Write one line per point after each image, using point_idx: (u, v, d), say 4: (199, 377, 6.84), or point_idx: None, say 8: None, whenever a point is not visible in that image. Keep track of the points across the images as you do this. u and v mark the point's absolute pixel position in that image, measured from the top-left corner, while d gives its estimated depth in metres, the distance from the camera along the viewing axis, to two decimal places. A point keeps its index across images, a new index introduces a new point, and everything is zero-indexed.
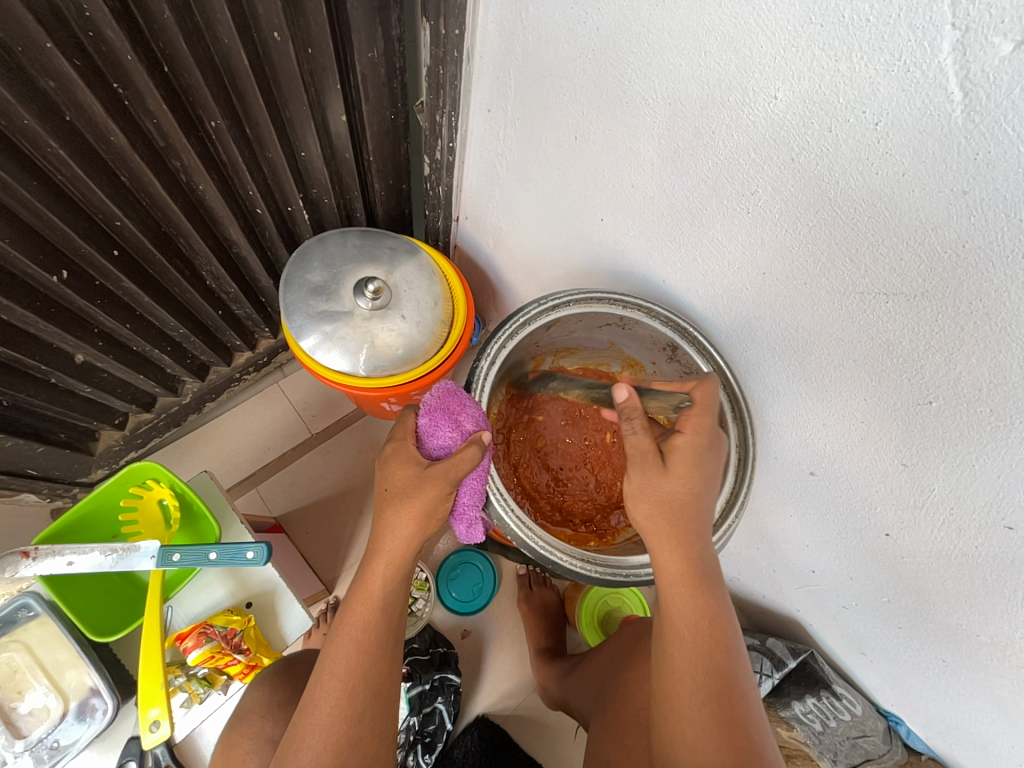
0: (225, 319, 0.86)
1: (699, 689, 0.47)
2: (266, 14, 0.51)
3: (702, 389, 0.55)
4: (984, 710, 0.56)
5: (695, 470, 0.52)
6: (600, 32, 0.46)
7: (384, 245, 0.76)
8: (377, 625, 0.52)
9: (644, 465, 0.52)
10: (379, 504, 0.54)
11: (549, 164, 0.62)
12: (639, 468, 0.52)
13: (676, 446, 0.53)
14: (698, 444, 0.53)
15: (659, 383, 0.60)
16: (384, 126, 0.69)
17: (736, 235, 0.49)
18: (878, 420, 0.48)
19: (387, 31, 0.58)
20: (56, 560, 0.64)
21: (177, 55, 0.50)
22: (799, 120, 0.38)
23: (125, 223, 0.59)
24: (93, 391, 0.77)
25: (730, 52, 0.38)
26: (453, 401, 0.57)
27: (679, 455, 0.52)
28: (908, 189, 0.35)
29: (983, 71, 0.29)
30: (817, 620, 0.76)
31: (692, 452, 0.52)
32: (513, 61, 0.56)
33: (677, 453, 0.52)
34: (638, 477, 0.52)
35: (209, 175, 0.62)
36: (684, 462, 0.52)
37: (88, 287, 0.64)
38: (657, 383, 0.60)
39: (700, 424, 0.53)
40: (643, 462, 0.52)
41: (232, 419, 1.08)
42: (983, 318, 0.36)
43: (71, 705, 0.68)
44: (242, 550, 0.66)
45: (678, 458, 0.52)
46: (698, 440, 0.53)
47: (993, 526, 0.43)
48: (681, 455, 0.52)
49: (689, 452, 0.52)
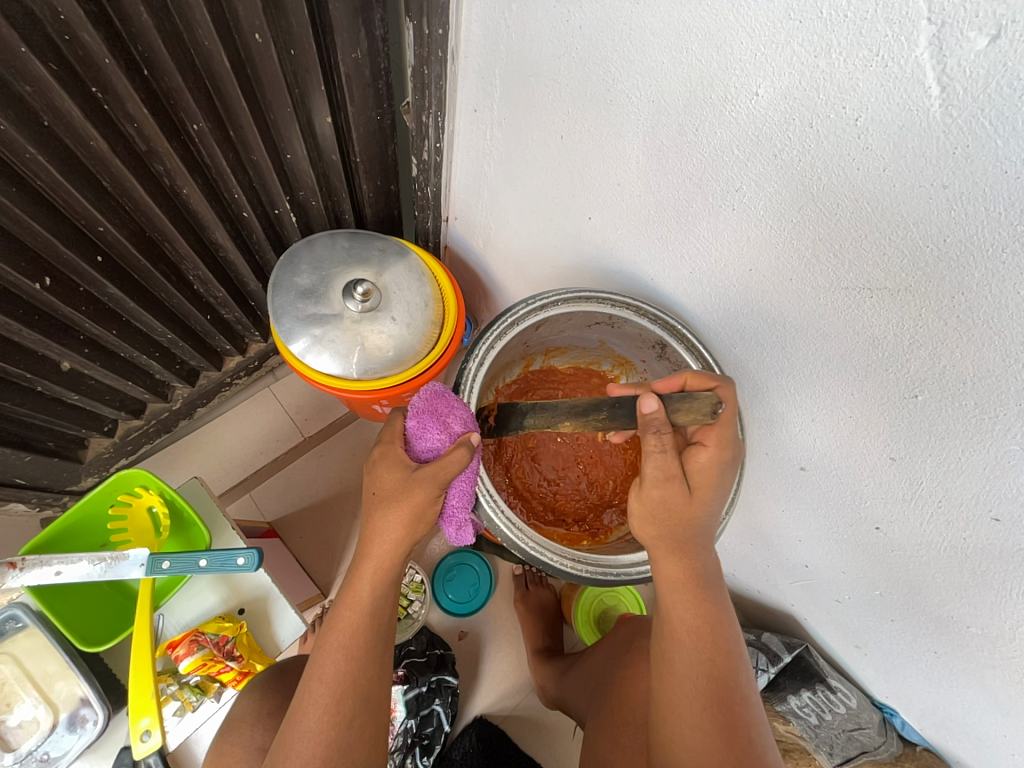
0: (213, 323, 0.85)
1: (700, 693, 0.47)
2: (247, 16, 0.50)
3: (727, 392, 0.51)
4: (976, 700, 0.57)
5: (715, 487, 0.50)
6: (583, 30, 0.45)
7: (373, 247, 0.76)
8: (367, 629, 0.52)
9: (666, 486, 0.49)
10: (367, 508, 0.54)
11: (536, 163, 0.62)
12: (659, 489, 0.49)
13: (699, 465, 0.49)
14: (720, 459, 0.49)
15: (666, 386, 0.56)
16: (370, 127, 0.69)
17: (721, 232, 0.49)
18: (866, 414, 0.48)
19: (370, 32, 0.58)
20: (43, 570, 0.63)
21: (156, 58, 0.50)
22: (780, 117, 0.38)
23: (108, 228, 0.59)
24: (81, 398, 0.77)
25: (711, 49, 0.38)
26: (441, 403, 0.56)
27: (702, 476, 0.50)
28: (889, 185, 0.35)
29: (959, 66, 0.29)
30: (812, 615, 0.76)
31: (715, 468, 0.50)
32: (497, 60, 0.56)
33: (700, 473, 0.50)
34: (654, 498, 0.50)
35: (193, 179, 0.61)
36: (706, 483, 0.50)
37: (72, 293, 0.63)
38: (658, 383, 0.57)
39: (722, 437, 0.50)
40: (665, 485, 0.49)
41: (224, 424, 1.08)
42: (966, 312, 0.36)
43: (61, 717, 0.67)
44: (232, 556, 0.65)
45: (701, 478, 0.50)
46: (721, 454, 0.50)
47: (980, 519, 0.44)
48: (703, 473, 0.49)
49: (711, 470, 0.49)
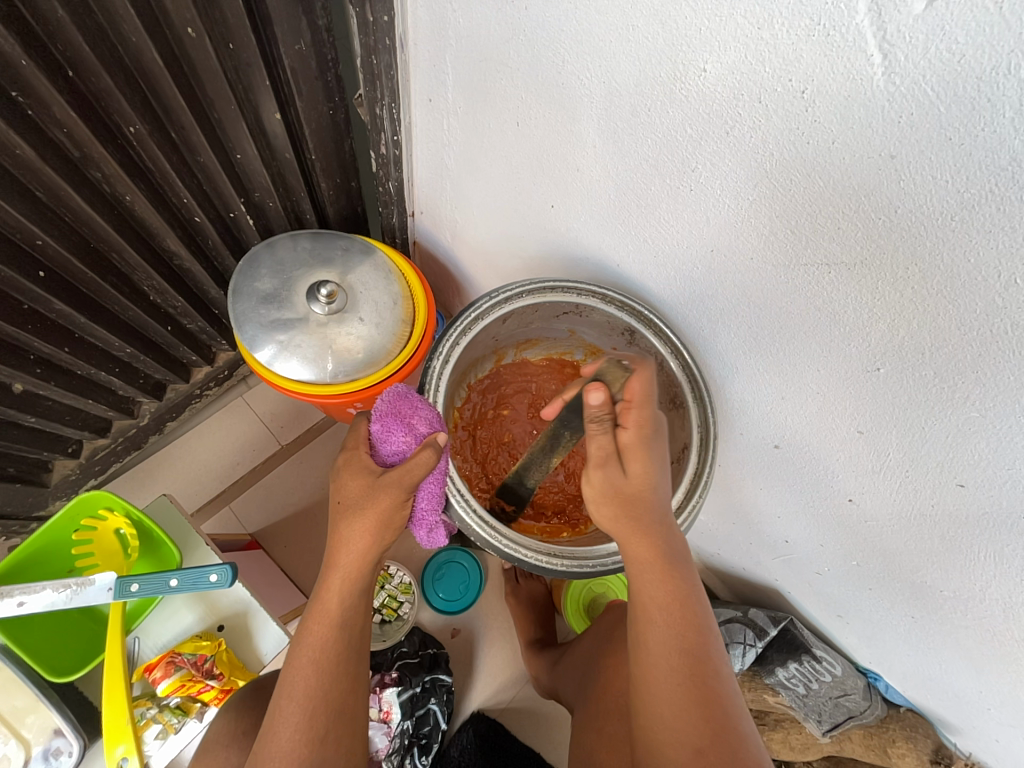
0: (175, 334, 0.82)
1: (674, 671, 0.47)
2: (177, 10, 0.48)
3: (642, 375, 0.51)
4: (952, 660, 0.59)
5: (649, 462, 0.50)
6: (528, 11, 0.44)
7: (336, 246, 0.74)
8: (336, 643, 0.51)
9: (606, 466, 0.50)
10: (334, 517, 0.52)
11: (494, 152, 0.61)
12: (601, 470, 0.50)
13: (626, 444, 0.50)
14: (642, 437, 0.50)
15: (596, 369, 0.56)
16: (323, 122, 0.66)
17: (681, 214, 0.48)
18: (833, 390, 0.48)
19: (313, 22, 0.56)
20: (5, 602, 0.61)
21: (80, 58, 0.47)
22: (730, 93, 0.37)
23: (47, 242, 0.56)
24: (39, 421, 0.74)
25: (657, 25, 0.37)
26: (404, 404, 0.54)
27: (632, 452, 0.50)
28: (839, 157, 0.35)
29: (899, 31, 0.28)
30: (795, 588, 0.77)
31: (641, 446, 0.50)
32: (445, 47, 0.54)
33: (631, 451, 0.50)
34: (598, 479, 0.50)
35: (135, 186, 0.59)
36: (639, 458, 0.50)
37: (15, 312, 0.61)
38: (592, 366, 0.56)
39: (642, 418, 0.50)
40: (606, 465, 0.50)
41: (196, 437, 1.05)
42: (920, 282, 0.36)
43: (35, 751, 0.65)
44: (205, 573, 0.63)
45: (632, 454, 0.50)
46: (643, 433, 0.50)
47: (946, 485, 0.44)
48: (633, 450, 0.50)
49: (639, 447, 0.50)
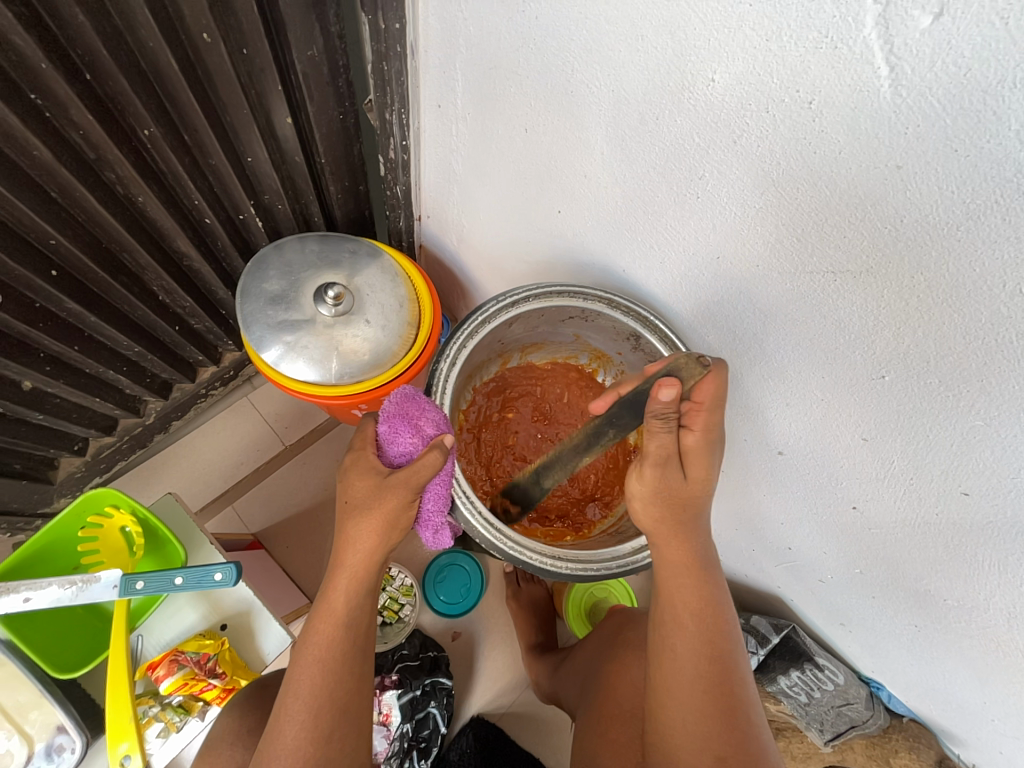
0: (183, 334, 0.83)
1: (700, 676, 0.47)
2: (193, 15, 0.49)
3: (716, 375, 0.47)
4: (955, 669, 0.58)
5: (710, 467, 0.49)
6: (539, 20, 0.45)
7: (343, 249, 0.75)
8: (342, 644, 0.51)
9: (664, 467, 0.49)
10: (340, 518, 0.53)
11: (502, 157, 0.61)
12: (657, 471, 0.49)
13: (689, 447, 0.48)
14: (707, 441, 0.48)
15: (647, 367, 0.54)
16: (333, 127, 0.67)
17: (688, 221, 0.49)
18: (838, 397, 0.48)
19: (325, 28, 0.56)
20: (11, 598, 0.62)
21: (97, 62, 0.48)
22: (737, 103, 0.38)
23: (60, 241, 0.57)
24: (47, 418, 0.75)
25: (666, 35, 0.38)
26: (411, 406, 0.55)
27: (694, 456, 0.49)
28: (846, 167, 0.35)
29: (906, 45, 0.29)
30: (798, 596, 0.77)
31: (704, 450, 0.49)
32: (456, 54, 0.55)
33: (693, 455, 0.49)
34: (651, 479, 0.49)
35: (148, 187, 0.60)
36: (700, 462, 0.49)
37: (27, 310, 0.61)
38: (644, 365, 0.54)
39: (710, 421, 0.48)
40: (664, 465, 0.49)
41: (202, 436, 1.05)
42: (926, 292, 0.36)
43: (37, 747, 0.65)
44: (210, 572, 0.63)
45: (694, 457, 0.49)
46: (708, 438, 0.48)
47: (951, 493, 0.44)
48: (695, 453, 0.49)
49: (701, 452, 0.49)
